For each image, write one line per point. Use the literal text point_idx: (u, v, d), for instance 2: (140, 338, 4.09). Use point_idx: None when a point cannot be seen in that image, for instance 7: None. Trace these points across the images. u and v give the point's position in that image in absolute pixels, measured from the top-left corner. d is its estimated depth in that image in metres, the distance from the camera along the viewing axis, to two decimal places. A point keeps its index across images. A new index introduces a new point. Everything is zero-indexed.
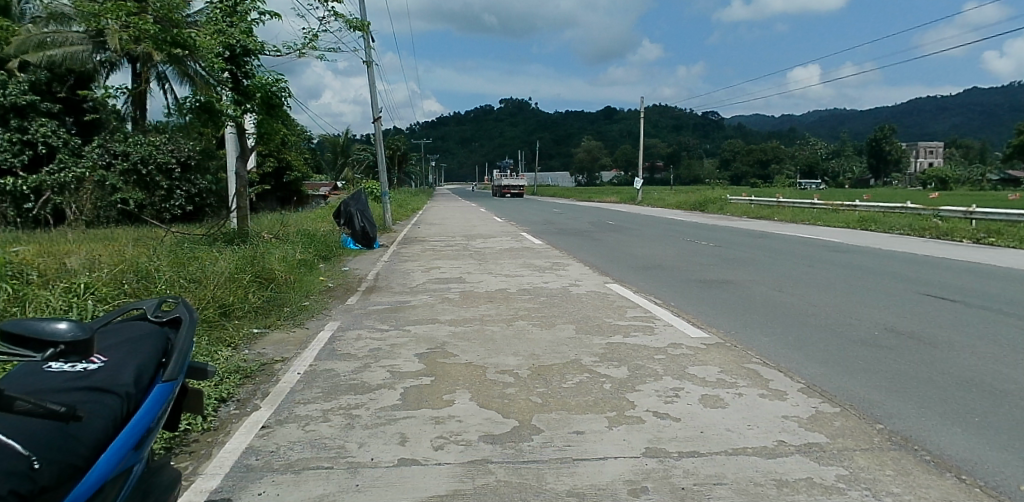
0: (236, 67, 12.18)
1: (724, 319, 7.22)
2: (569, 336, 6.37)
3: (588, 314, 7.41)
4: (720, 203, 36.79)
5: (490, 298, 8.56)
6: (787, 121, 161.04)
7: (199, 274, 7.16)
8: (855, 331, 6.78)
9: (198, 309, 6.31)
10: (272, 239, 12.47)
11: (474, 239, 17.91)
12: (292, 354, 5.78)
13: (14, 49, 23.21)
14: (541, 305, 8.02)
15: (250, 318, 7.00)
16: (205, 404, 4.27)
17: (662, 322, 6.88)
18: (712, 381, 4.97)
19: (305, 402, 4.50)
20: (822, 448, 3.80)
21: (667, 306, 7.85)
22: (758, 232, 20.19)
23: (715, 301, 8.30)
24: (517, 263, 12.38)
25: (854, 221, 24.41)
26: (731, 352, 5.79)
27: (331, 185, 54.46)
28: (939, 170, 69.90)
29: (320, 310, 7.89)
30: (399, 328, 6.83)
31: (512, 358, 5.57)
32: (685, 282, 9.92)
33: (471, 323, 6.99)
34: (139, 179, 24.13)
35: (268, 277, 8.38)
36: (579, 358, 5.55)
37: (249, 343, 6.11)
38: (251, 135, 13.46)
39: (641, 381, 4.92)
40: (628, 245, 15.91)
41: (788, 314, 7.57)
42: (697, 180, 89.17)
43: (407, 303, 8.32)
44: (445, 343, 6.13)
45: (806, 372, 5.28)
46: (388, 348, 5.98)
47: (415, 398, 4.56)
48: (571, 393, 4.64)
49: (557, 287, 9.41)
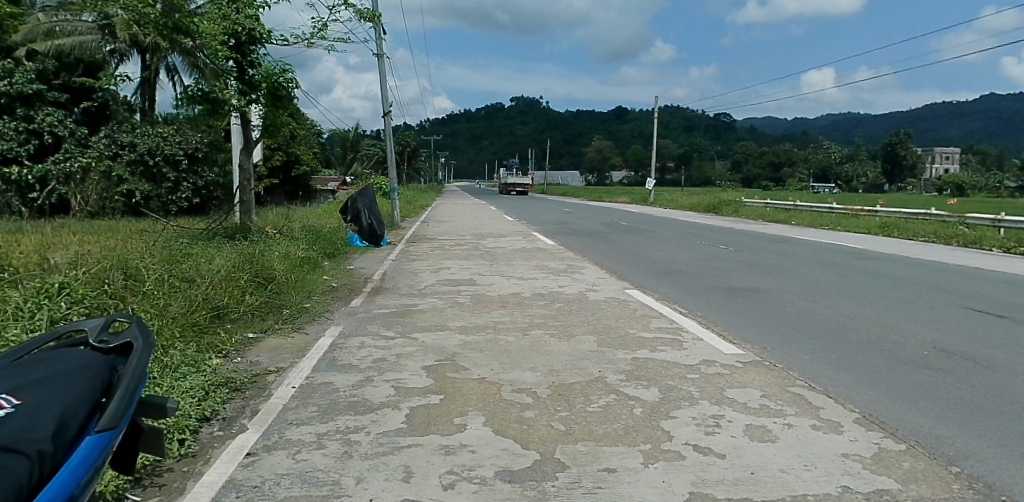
0: (242, 56, 11.76)
1: (758, 332, 6.71)
2: (590, 348, 5.83)
3: (610, 323, 6.87)
4: (736, 205, 36.12)
5: (502, 303, 8.03)
6: (801, 123, 159.39)
7: (192, 274, 6.71)
8: (901, 351, 6.23)
9: (188, 312, 5.81)
10: (277, 235, 12.03)
11: (484, 238, 17.42)
12: (288, 364, 5.27)
13: (21, 37, 23.06)
14: (557, 312, 7.48)
15: (245, 322, 6.57)
16: (184, 424, 3.75)
17: (691, 336, 6.34)
18: (755, 408, 4.42)
19: (298, 423, 3.98)
20: (896, 496, 3.24)
21: (694, 316, 7.33)
22: (777, 236, 19.66)
23: (746, 312, 7.77)
24: (529, 265, 11.86)
25: (875, 227, 23.71)
26: (772, 373, 5.25)
27: (340, 179, 54.16)
28: (955, 177, 68.84)
29: (321, 313, 7.38)
30: (405, 335, 6.31)
31: (529, 374, 5.04)
32: (709, 289, 9.40)
33: (484, 332, 6.46)
34: (146, 169, 23.68)
35: (268, 277, 7.88)
36: (604, 375, 5.01)
37: (242, 350, 5.62)
38: (256, 127, 13.01)
39: (675, 406, 4.37)
40: (644, 247, 15.37)
41: (826, 329, 7.03)
42: (708, 182, 88.37)
43: (414, 307, 7.81)
44: (456, 354, 5.61)
45: (859, 399, 4.76)
46: (394, 359, 5.47)
47: (422, 421, 4.03)
48: (598, 419, 4.11)
49: (573, 292, 8.87)
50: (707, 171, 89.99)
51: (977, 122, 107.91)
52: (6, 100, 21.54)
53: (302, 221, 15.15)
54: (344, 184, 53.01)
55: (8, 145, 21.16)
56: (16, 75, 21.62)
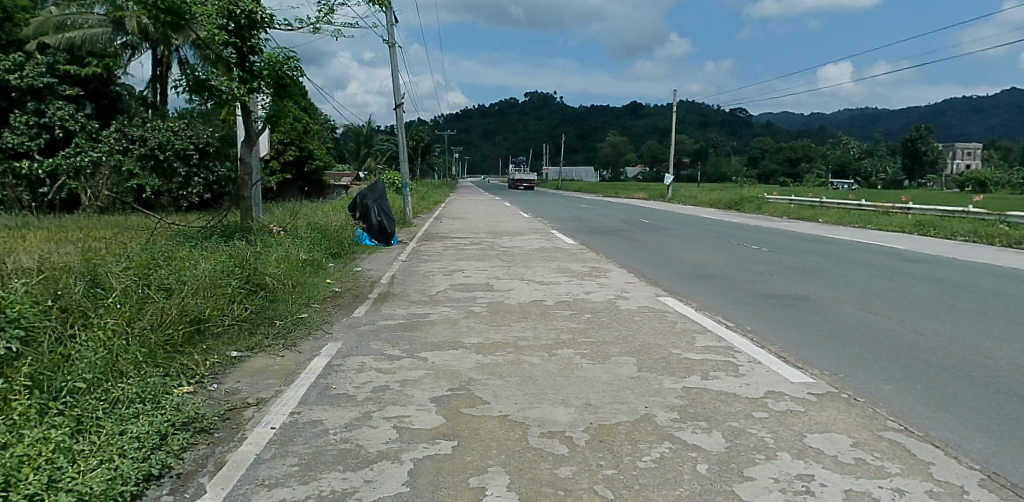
0: (241, 40, 10.93)
1: (821, 353, 5.81)
2: (630, 375, 4.91)
3: (648, 341, 5.96)
4: (758, 202, 34.98)
5: (523, 314, 7.12)
6: (819, 118, 156.65)
7: (171, 282, 5.93)
8: (997, 378, 5.25)
9: (159, 329, 4.99)
10: (279, 233, 11.23)
11: (500, 237, 16.52)
12: (272, 394, 4.41)
13: (33, 30, 22.48)
14: (587, 326, 6.56)
15: (231, 336, 5.74)
16: (120, 487, 2.88)
17: (746, 359, 5.42)
18: (849, 465, 3.50)
19: (271, 484, 3.11)
20: None
21: (742, 331, 6.41)
22: (808, 235, 18.56)
23: (799, 325, 6.84)
24: (550, 267, 10.93)
25: (909, 226, 22.43)
26: (855, 412, 4.35)
27: (353, 175, 53.50)
28: (978, 172, 66.81)
29: (319, 325, 6.50)
30: (412, 355, 5.44)
31: (561, 410, 4.14)
32: (752, 296, 8.46)
33: (503, 352, 5.56)
34: (156, 164, 22.94)
35: (262, 283, 7.03)
36: (652, 414, 4.11)
37: (220, 375, 4.79)
38: (258, 117, 11.92)
39: (748, 462, 3.46)
40: (671, 247, 14.38)
41: (899, 349, 6.07)
42: (724, 178, 86.86)
43: (424, 318, 6.94)
44: (472, 381, 4.73)
45: (972, 448, 3.84)
46: (398, 387, 4.59)
47: (428, 482, 3.15)
48: (652, 482, 3.19)
49: (600, 300, 7.95)
50: (723, 166, 88.43)
51: (1001, 117, 105.03)
52: (16, 93, 20.85)
53: (308, 217, 14.39)
54: (357, 179, 52.24)
55: (18, 139, 20.48)
56: (26, 68, 20.91)
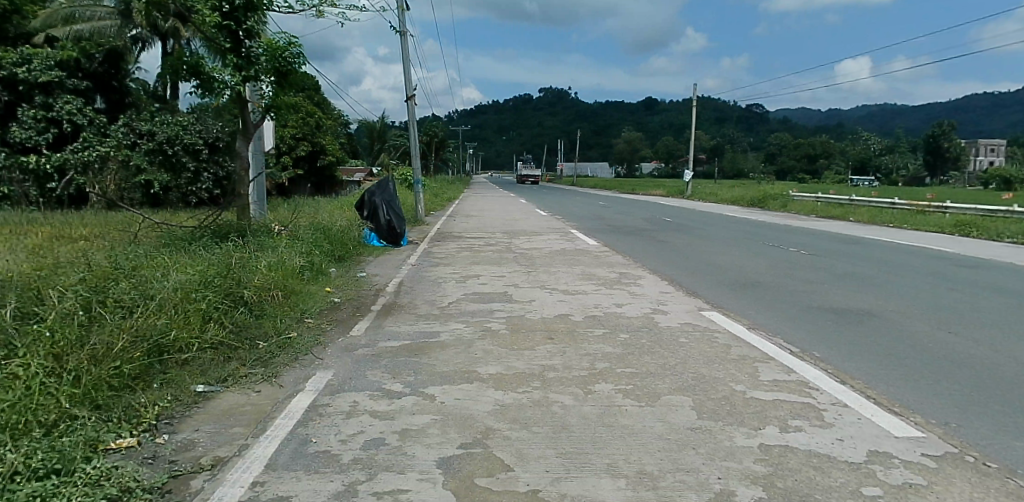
0: (236, 24, 9.93)
1: (916, 390, 4.75)
2: (690, 426, 3.87)
3: (703, 373, 4.91)
4: (782, 200, 33.68)
5: (549, 334, 6.07)
6: (838, 114, 153.51)
7: (132, 296, 5.06)
8: None
9: (104, 362, 4.07)
10: (279, 234, 10.29)
11: (516, 237, 15.52)
12: (232, 453, 3.44)
13: (40, 23, 21.80)
14: (626, 351, 5.50)
15: (202, 363, 4.81)
16: None
17: (827, 399, 4.41)
18: None
19: None
20: None
21: (812, 361, 5.35)
22: (845, 236, 17.34)
23: (876, 351, 5.75)
24: (573, 273, 9.86)
25: (948, 226, 21.07)
26: (993, 485, 3.27)
27: (366, 171, 52.40)
28: (1003, 170, 64.16)
29: (310, 346, 5.53)
30: (417, 392, 4.44)
31: (608, 484, 3.12)
32: (808, 311, 7.39)
33: (528, 388, 4.53)
34: (165, 159, 22.12)
35: (247, 295, 6.09)
36: (731, 491, 3.08)
37: (179, 419, 3.87)
38: (256, 108, 10.94)
39: None
40: (702, 250, 13.30)
41: (1005, 384, 4.99)
42: (741, 174, 84.87)
43: (434, 338, 5.95)
44: (491, 434, 3.72)
45: None
46: (395, 442, 3.59)
47: None
48: None
49: (636, 316, 6.89)
50: (740, 163, 86.35)
51: None
52: (24, 87, 20.18)
53: (312, 216, 13.44)
54: (368, 175, 51.02)
55: (26, 133, 19.78)
56: (34, 61, 20.21)
